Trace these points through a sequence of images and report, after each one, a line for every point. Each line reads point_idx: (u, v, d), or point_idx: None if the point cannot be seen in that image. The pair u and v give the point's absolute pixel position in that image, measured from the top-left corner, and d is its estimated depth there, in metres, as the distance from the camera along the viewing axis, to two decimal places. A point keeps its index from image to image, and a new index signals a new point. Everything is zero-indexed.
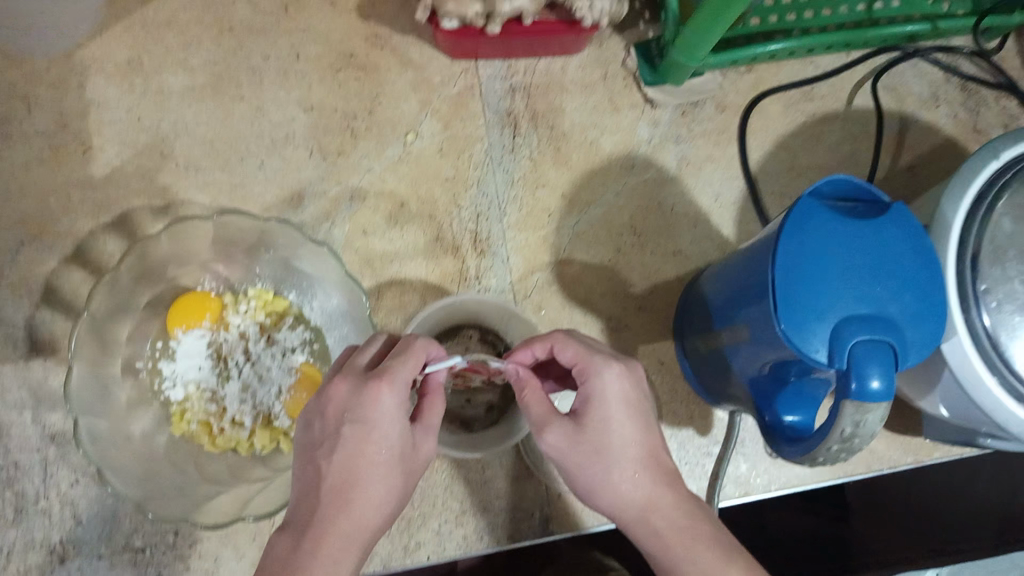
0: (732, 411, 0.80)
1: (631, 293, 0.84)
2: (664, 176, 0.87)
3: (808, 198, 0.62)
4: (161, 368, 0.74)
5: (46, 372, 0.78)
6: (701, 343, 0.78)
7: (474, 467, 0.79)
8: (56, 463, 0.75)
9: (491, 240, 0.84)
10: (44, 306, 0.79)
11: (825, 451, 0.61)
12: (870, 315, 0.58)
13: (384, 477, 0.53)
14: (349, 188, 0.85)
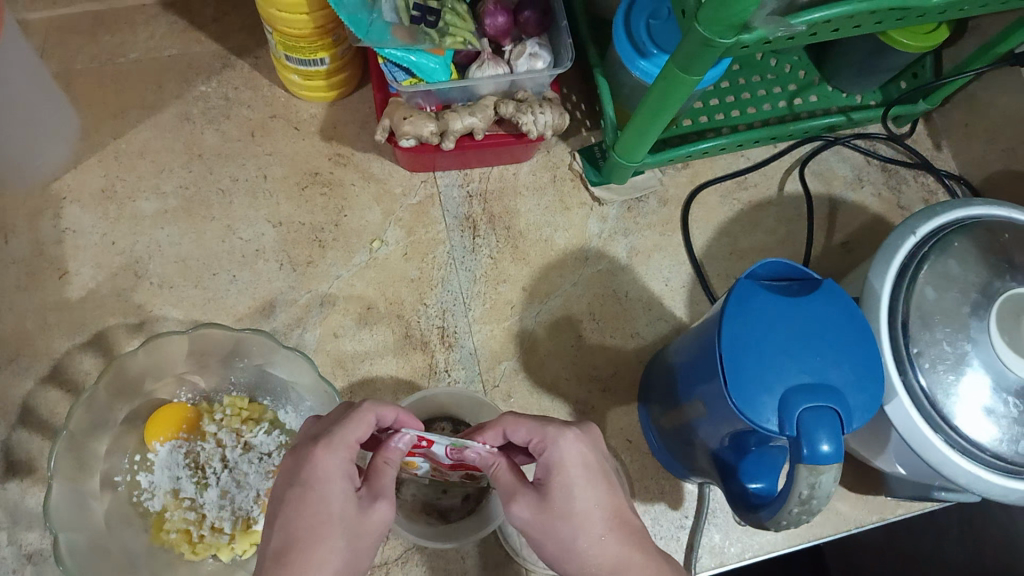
0: (701, 483, 0.83)
1: (596, 377, 0.88)
2: (616, 266, 0.93)
3: (746, 281, 0.68)
4: (139, 481, 0.75)
5: (22, 493, 0.78)
6: (665, 420, 0.81)
7: (454, 557, 0.81)
8: None
9: (458, 334, 0.88)
10: (20, 426, 0.80)
11: (787, 515, 0.64)
12: (813, 384, 0.63)
13: (325, 536, 0.54)
14: (318, 295, 0.89)
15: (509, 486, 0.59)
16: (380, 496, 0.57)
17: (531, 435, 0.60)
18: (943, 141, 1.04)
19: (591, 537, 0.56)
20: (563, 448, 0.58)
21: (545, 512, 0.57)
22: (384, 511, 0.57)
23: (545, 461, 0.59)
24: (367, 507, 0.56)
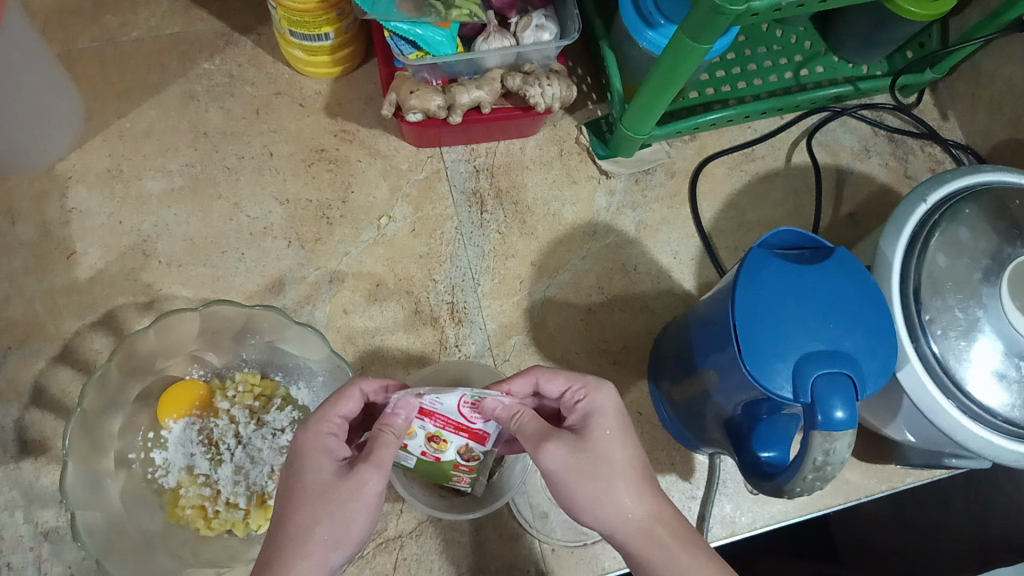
0: (712, 454, 0.84)
1: (606, 350, 0.88)
2: (625, 239, 0.93)
3: (758, 250, 0.68)
4: (153, 458, 0.76)
5: (37, 472, 0.78)
6: (677, 392, 0.81)
7: (468, 530, 0.82)
8: (50, 561, 0.75)
9: (468, 309, 0.88)
10: (33, 406, 0.80)
11: (801, 482, 0.64)
12: (827, 351, 0.63)
13: (312, 501, 0.57)
14: (327, 272, 0.89)
15: (540, 430, 0.59)
16: (367, 462, 0.58)
17: (570, 382, 0.63)
18: (951, 110, 1.04)
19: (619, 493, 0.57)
20: (599, 397, 0.61)
21: (582, 454, 0.58)
22: (371, 479, 0.57)
23: (587, 406, 0.61)
24: (355, 475, 0.57)
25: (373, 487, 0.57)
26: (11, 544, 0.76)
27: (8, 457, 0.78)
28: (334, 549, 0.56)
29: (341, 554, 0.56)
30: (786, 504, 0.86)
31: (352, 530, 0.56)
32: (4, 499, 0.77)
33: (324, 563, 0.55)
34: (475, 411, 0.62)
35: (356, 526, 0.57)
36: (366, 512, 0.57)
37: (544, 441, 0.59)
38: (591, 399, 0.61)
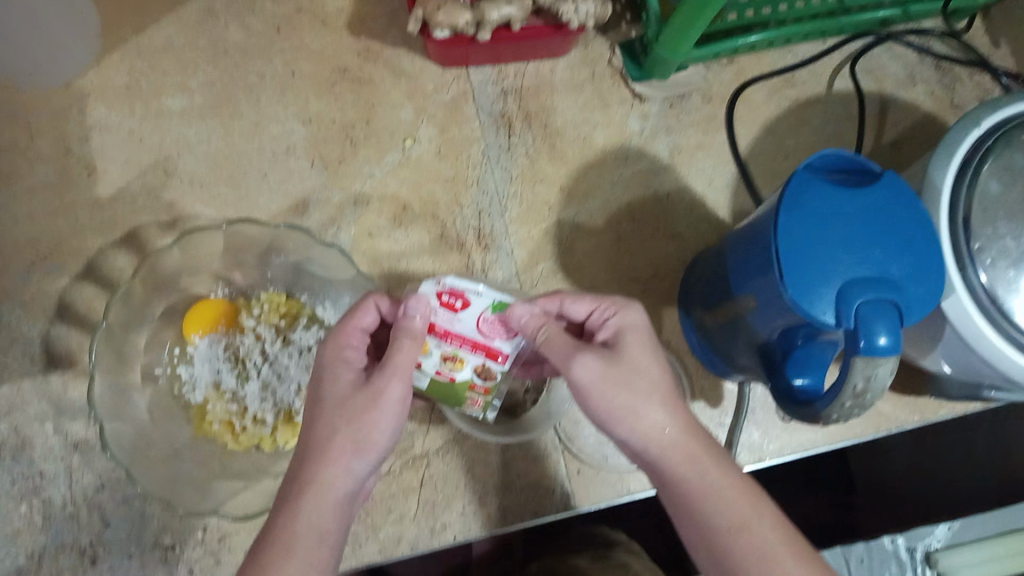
0: (742, 381, 0.83)
1: (636, 277, 0.87)
2: (656, 166, 0.90)
3: (802, 173, 0.65)
4: (180, 374, 0.75)
5: (65, 385, 0.78)
6: (709, 320, 0.80)
7: (493, 451, 0.83)
8: (80, 470, 0.76)
9: (495, 235, 0.87)
10: (58, 321, 0.80)
11: (839, 407, 0.64)
12: (871, 277, 0.61)
13: (331, 411, 0.58)
14: (351, 194, 0.87)
15: (573, 344, 0.59)
16: (382, 371, 0.58)
17: (596, 303, 0.64)
18: (1004, 36, 0.98)
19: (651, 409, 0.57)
20: (628, 313, 0.62)
21: (616, 367, 0.58)
22: (389, 387, 0.58)
23: (616, 325, 0.62)
24: (373, 385, 0.58)
25: (392, 394, 0.57)
26: (42, 454, 0.76)
27: (37, 370, 0.78)
28: (354, 456, 0.56)
29: (364, 462, 0.56)
30: (815, 432, 0.86)
31: (372, 437, 0.57)
32: (34, 410, 0.77)
33: (346, 470, 0.56)
34: (496, 325, 0.60)
35: (376, 433, 0.57)
36: (387, 420, 0.57)
37: (579, 351, 0.58)
38: (623, 318, 0.62)
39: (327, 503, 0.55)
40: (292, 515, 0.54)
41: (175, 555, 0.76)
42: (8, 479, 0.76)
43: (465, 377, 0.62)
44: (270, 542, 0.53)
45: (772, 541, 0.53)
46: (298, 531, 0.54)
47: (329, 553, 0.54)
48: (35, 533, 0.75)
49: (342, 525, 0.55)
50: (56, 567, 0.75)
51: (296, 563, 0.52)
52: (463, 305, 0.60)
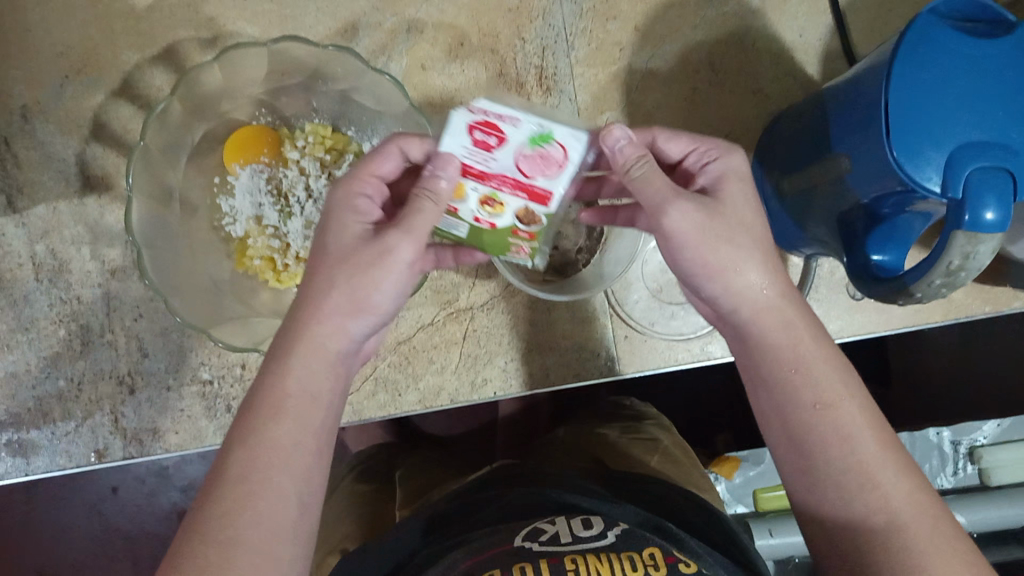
0: (810, 256, 0.77)
1: (708, 134, 0.80)
2: (745, 9, 0.80)
3: (927, 17, 0.56)
4: (221, 205, 0.72)
5: (101, 210, 0.75)
6: (785, 185, 0.73)
7: (541, 309, 0.79)
8: (118, 298, 0.74)
9: (558, 76, 0.79)
10: (93, 141, 0.75)
11: (926, 287, 0.59)
12: (990, 143, 0.54)
13: (335, 264, 0.54)
14: (405, 19, 0.78)
15: (665, 193, 0.54)
16: (396, 228, 0.54)
17: (693, 146, 0.60)
18: None
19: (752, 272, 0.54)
20: (731, 159, 0.58)
21: (716, 218, 0.54)
22: (401, 245, 0.54)
23: (718, 170, 0.58)
24: (384, 240, 0.54)
25: (401, 255, 0.54)
26: (80, 279, 0.74)
27: (72, 192, 0.74)
28: (352, 317, 0.54)
29: (363, 322, 0.55)
30: (880, 315, 0.80)
31: (374, 301, 0.55)
32: (70, 233, 0.74)
33: (343, 330, 0.54)
34: (538, 160, 0.51)
35: (378, 297, 0.55)
36: (393, 283, 0.55)
37: (676, 199, 0.54)
38: (725, 166, 0.58)
39: (320, 365, 0.53)
40: (282, 374, 0.52)
41: (213, 391, 0.75)
42: (46, 303, 0.74)
43: (506, 223, 0.55)
44: (263, 401, 0.52)
45: (857, 422, 0.52)
46: (289, 391, 0.52)
47: (323, 416, 0.53)
48: (74, 358, 0.74)
49: (337, 385, 0.55)
50: (95, 394, 0.74)
51: (289, 423, 0.51)
52: (499, 141, 0.52)
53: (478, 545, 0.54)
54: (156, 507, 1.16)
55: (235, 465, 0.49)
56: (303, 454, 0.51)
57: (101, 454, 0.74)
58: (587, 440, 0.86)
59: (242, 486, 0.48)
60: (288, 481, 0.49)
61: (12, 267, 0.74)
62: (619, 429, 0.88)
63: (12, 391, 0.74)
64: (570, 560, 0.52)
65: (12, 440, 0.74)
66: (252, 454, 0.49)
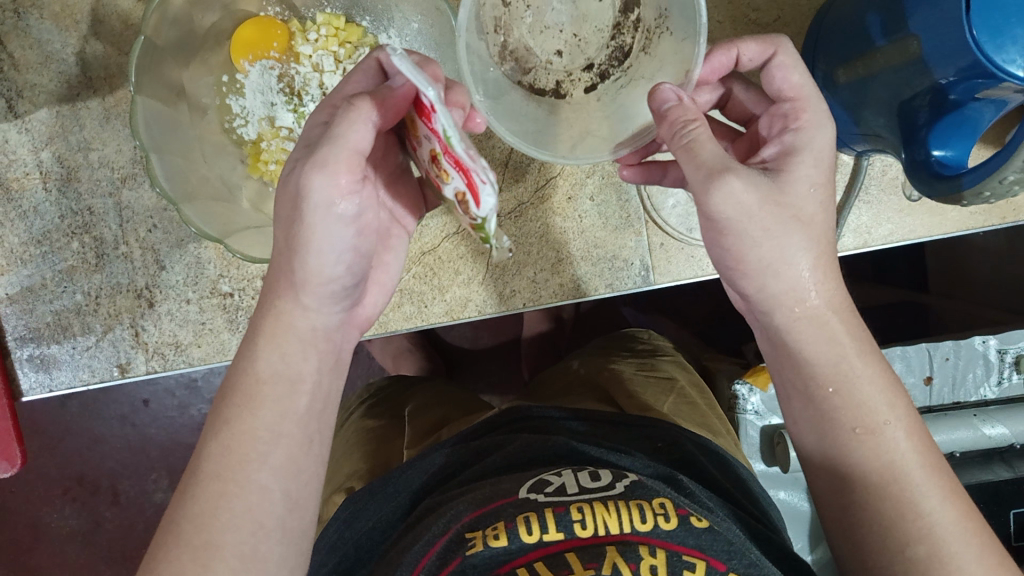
0: (862, 153, 0.72)
1: (755, 20, 0.73)
2: None
3: None
4: (230, 106, 0.68)
5: (107, 114, 0.70)
6: (840, 73, 0.66)
7: (571, 216, 0.75)
8: (130, 208, 0.71)
9: None
10: (93, 38, 0.70)
11: (998, 184, 0.53)
12: None
13: (278, 230, 0.51)
14: None
15: (721, 157, 0.49)
16: (310, 163, 0.47)
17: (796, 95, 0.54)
18: None
19: (793, 256, 0.50)
20: (814, 137, 0.53)
21: (768, 194, 0.50)
22: (314, 185, 0.47)
23: (790, 143, 0.53)
24: (297, 186, 0.48)
25: (320, 197, 0.48)
26: (89, 188, 0.71)
27: (75, 95, 0.70)
28: (303, 290, 0.51)
29: (318, 293, 0.52)
30: (933, 220, 0.76)
31: (315, 267, 0.50)
32: (76, 139, 0.70)
33: (300, 305, 0.52)
34: (460, 151, 0.39)
35: (319, 262, 0.50)
36: (329, 241, 0.50)
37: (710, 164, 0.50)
38: (804, 137, 0.53)
39: (296, 344, 0.52)
40: (251, 357, 0.52)
41: (233, 305, 0.72)
42: (56, 214, 0.71)
43: (451, 195, 0.46)
44: (236, 389, 0.51)
45: (894, 443, 0.50)
46: (261, 376, 0.51)
47: (304, 397, 0.51)
48: (89, 271, 0.71)
49: (320, 361, 0.53)
50: (113, 307, 0.72)
51: (266, 411, 0.50)
52: (434, 108, 0.40)
53: (480, 499, 0.54)
54: (188, 417, 1.17)
55: (207, 461, 0.48)
56: (284, 446, 0.50)
57: (124, 368, 0.73)
58: (599, 375, 0.83)
59: (220, 486, 0.47)
60: (270, 474, 0.49)
61: (19, 175, 0.70)
62: (634, 365, 0.84)
63: (28, 305, 0.72)
64: (577, 509, 0.50)
65: (34, 355, 0.72)
66: (222, 454, 0.49)
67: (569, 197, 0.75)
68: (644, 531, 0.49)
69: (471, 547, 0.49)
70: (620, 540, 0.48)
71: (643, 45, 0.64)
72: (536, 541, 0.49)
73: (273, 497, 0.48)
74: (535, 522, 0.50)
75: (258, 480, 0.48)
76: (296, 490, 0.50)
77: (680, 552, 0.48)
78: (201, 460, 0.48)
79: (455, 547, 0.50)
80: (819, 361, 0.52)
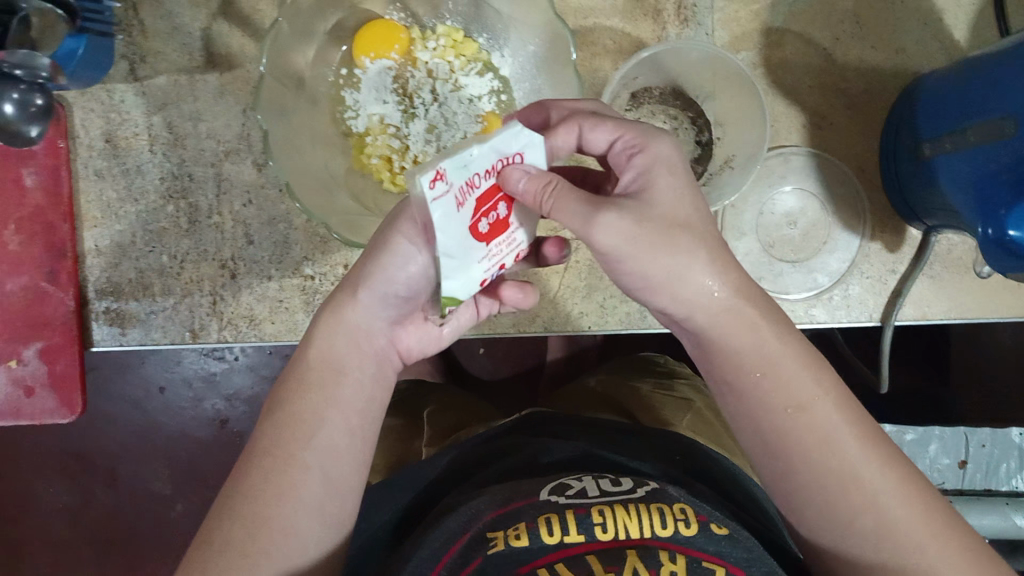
0: (930, 228, 0.74)
1: (845, 90, 0.76)
2: None
3: None
4: (344, 98, 0.71)
5: (222, 89, 0.73)
6: (930, 146, 0.69)
7: None
8: (229, 180, 0.73)
9: (697, 7, 0.75)
10: (221, 17, 0.72)
11: None
12: None
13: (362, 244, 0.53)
14: None
15: None
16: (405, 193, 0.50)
17: (618, 130, 0.54)
18: None
19: None
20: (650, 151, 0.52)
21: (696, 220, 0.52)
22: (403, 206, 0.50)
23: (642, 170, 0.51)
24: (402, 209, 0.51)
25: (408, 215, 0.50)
26: (193, 156, 0.73)
27: (194, 68, 0.73)
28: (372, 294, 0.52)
29: (380, 295, 0.53)
30: (992, 301, 0.78)
31: (387, 274, 0.52)
32: (188, 109, 0.73)
33: (358, 303, 0.53)
34: None
35: (393, 270, 0.52)
36: (405, 253, 0.51)
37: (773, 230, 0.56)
38: (649, 158, 0.52)
39: (347, 341, 0.53)
40: (304, 346, 0.53)
41: (313, 287, 0.74)
42: (158, 177, 0.73)
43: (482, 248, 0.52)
44: (289, 380, 0.53)
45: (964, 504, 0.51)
46: (312, 362, 0.53)
47: (351, 388, 0.53)
48: (180, 235, 0.74)
49: (365, 361, 0.54)
50: (197, 273, 0.74)
51: (314, 395, 0.51)
52: None
53: (501, 498, 0.53)
54: (200, 412, 1.17)
55: (261, 440, 0.51)
56: (332, 428, 0.51)
57: (195, 334, 0.74)
58: (617, 393, 0.84)
59: (271, 461, 0.49)
60: (315, 454, 0.50)
61: (128, 135, 0.73)
62: (652, 386, 0.85)
63: (115, 259, 0.74)
64: (598, 512, 0.51)
65: (110, 309, 0.74)
66: (280, 425, 0.51)
67: None
68: (664, 537, 0.50)
69: (493, 546, 0.50)
70: (640, 544, 0.49)
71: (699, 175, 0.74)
72: (556, 542, 0.49)
73: (315, 477, 0.49)
74: (557, 523, 0.50)
75: (300, 459, 0.49)
76: (337, 475, 0.50)
77: (699, 558, 0.49)
78: (251, 446, 0.51)
79: (476, 546, 0.50)
80: (757, 367, 0.52)
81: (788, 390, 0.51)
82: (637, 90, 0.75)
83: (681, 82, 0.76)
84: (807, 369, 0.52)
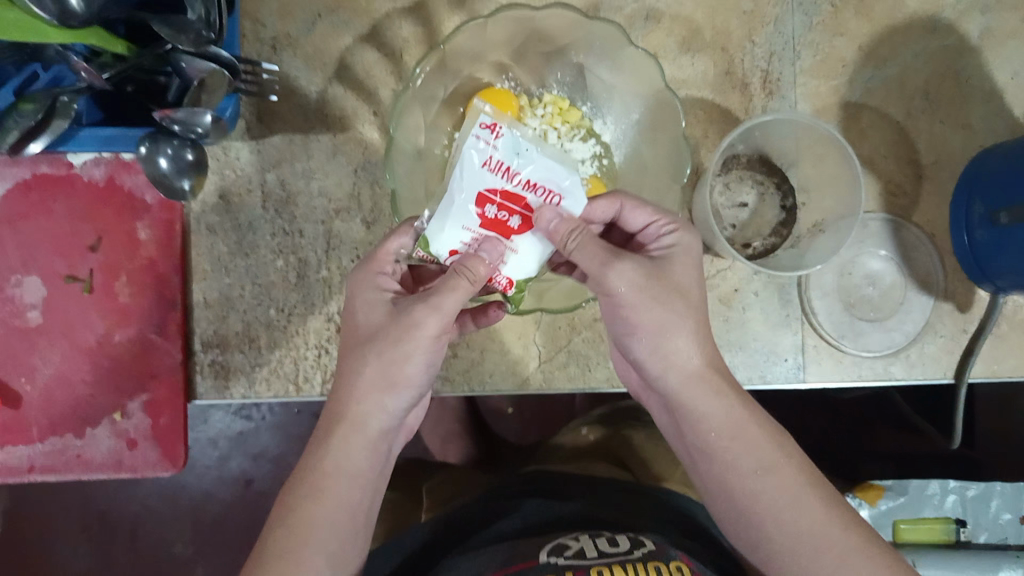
0: (996, 291, 0.78)
1: (917, 161, 0.81)
2: (964, 45, 0.81)
3: None
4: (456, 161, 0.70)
5: (336, 149, 0.76)
6: (1005, 214, 0.72)
7: (734, 307, 0.80)
8: (339, 237, 0.76)
9: (782, 82, 0.80)
10: (337, 82, 0.76)
11: None
12: None
13: (369, 348, 0.57)
14: (644, 8, 0.79)
15: None
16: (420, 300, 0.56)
17: (656, 216, 0.61)
18: None
19: None
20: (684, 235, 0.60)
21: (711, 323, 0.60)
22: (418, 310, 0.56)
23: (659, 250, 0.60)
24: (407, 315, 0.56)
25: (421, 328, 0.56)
26: (304, 213, 0.76)
27: (309, 128, 0.76)
28: (385, 393, 0.57)
29: (395, 400, 0.57)
30: None
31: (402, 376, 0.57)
32: (302, 168, 0.76)
33: (369, 412, 0.57)
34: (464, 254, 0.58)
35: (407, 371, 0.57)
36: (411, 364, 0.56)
37: None
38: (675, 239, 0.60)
39: (360, 441, 0.57)
40: (320, 453, 0.57)
41: None
42: (269, 232, 0.75)
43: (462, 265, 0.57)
44: (301, 478, 0.57)
45: None
46: (326, 469, 0.56)
47: (360, 490, 0.57)
48: (288, 289, 0.75)
49: (376, 459, 0.58)
50: (303, 327, 0.75)
51: (327, 503, 0.56)
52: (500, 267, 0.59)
53: None
54: (223, 470, 1.13)
55: (273, 543, 0.54)
56: (337, 536, 0.55)
57: (298, 387, 0.75)
58: (617, 448, 0.87)
59: (281, 565, 0.53)
60: (325, 557, 0.54)
61: (241, 191, 0.75)
62: (648, 439, 0.88)
63: (222, 311, 0.75)
64: None
65: (215, 361, 0.75)
66: (290, 531, 0.55)
67: (736, 288, 0.80)
68: None
69: None
70: None
71: (787, 239, 0.79)
72: None
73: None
74: None
75: (311, 564, 0.54)
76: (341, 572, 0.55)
77: None
78: (264, 545, 0.54)
79: None
80: (722, 429, 0.58)
81: (750, 451, 0.58)
82: (728, 158, 0.80)
83: (769, 151, 0.80)
84: (765, 434, 0.59)
